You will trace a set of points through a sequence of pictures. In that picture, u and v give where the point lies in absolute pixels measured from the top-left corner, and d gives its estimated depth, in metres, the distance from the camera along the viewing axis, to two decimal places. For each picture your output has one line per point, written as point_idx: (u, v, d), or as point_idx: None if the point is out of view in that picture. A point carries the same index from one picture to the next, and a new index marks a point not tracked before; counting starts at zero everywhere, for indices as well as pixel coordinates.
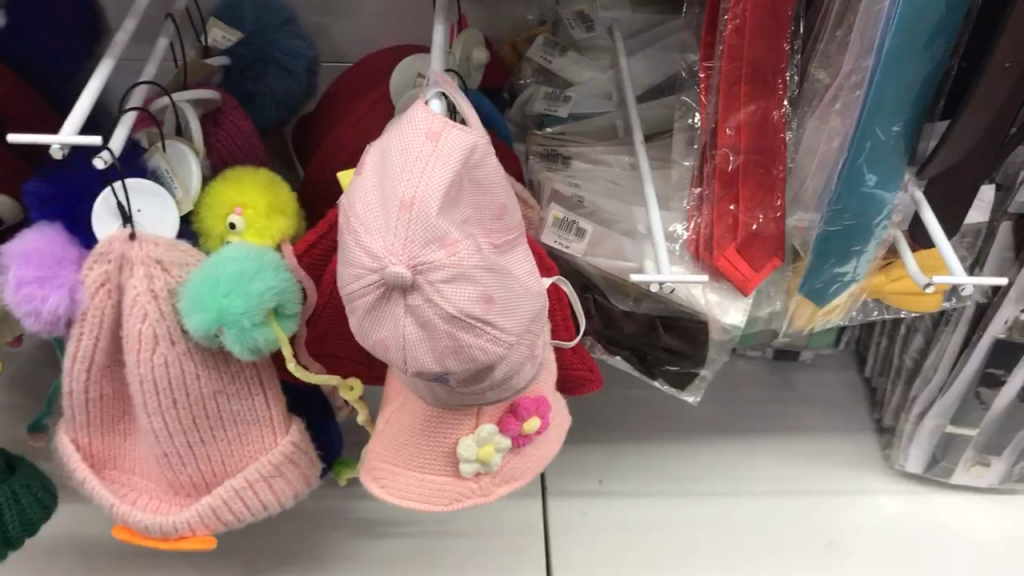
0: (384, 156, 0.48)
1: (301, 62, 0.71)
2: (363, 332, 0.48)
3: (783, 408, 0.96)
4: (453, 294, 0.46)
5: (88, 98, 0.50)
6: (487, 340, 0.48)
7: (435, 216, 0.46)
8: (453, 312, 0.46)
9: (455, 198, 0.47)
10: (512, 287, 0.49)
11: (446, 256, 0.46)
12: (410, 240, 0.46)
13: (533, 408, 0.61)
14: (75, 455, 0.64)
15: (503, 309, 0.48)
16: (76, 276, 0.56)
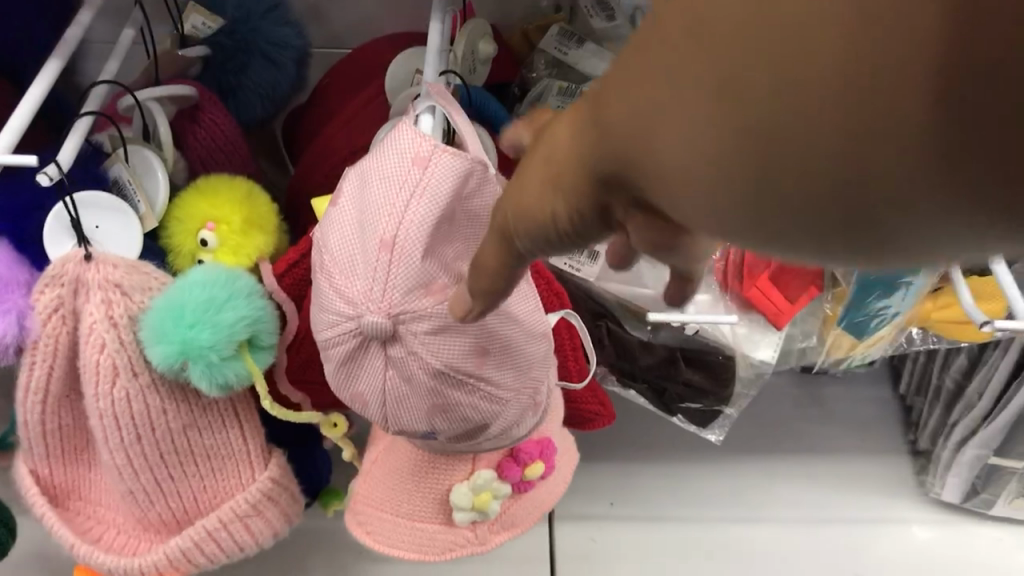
0: (364, 185, 0.41)
1: (290, 53, 0.64)
2: (337, 383, 0.42)
3: (808, 425, 0.89)
4: (441, 346, 0.40)
5: (21, 112, 0.43)
6: (480, 397, 0.42)
7: (420, 257, 0.39)
8: (440, 366, 0.40)
9: (444, 233, 0.41)
10: (514, 331, 0.42)
11: (432, 303, 0.39)
12: (390, 284, 0.39)
13: (536, 451, 0.55)
14: (33, 489, 0.58)
15: (498, 360, 0.42)
16: (26, 301, 0.50)
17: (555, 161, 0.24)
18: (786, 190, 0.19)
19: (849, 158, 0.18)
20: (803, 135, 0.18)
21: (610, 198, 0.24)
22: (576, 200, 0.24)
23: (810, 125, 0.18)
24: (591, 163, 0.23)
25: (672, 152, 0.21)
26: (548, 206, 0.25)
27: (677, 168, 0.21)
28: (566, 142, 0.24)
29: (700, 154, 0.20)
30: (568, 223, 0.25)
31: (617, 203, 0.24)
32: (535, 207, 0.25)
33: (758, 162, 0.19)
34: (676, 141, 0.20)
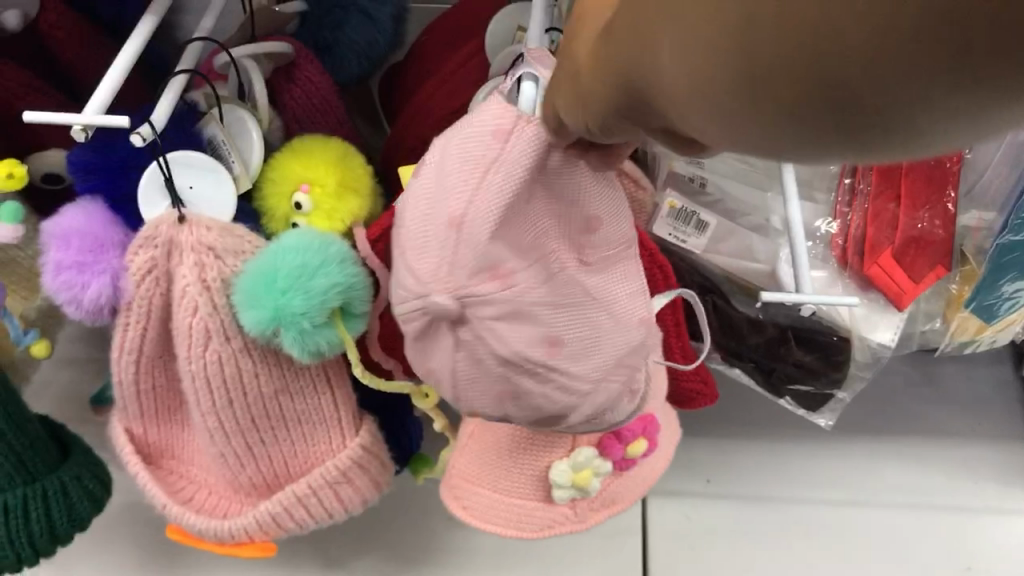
0: (443, 156, 0.39)
1: (389, 8, 0.62)
2: (415, 357, 0.43)
3: (920, 407, 0.84)
4: (509, 332, 0.39)
5: (116, 71, 0.42)
6: (553, 387, 0.41)
7: (486, 239, 0.38)
8: (508, 354, 0.40)
9: (519, 213, 0.39)
10: (592, 321, 0.41)
11: (498, 288, 0.39)
12: (456, 266, 0.38)
13: (639, 430, 0.53)
14: (127, 446, 0.58)
15: (574, 351, 0.41)
16: (121, 262, 0.50)
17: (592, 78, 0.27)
18: (744, 92, 0.21)
19: (788, 71, 0.20)
20: (772, 78, 0.20)
21: (642, 120, 0.27)
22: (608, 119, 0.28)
23: (754, 36, 0.20)
24: (619, 93, 0.26)
25: (665, 63, 0.23)
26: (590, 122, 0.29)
27: (665, 77, 0.23)
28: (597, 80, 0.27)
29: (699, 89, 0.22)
30: (606, 124, 0.28)
31: (648, 126, 0.27)
32: (582, 113, 0.29)
33: (729, 64, 0.21)
34: (673, 70, 0.23)
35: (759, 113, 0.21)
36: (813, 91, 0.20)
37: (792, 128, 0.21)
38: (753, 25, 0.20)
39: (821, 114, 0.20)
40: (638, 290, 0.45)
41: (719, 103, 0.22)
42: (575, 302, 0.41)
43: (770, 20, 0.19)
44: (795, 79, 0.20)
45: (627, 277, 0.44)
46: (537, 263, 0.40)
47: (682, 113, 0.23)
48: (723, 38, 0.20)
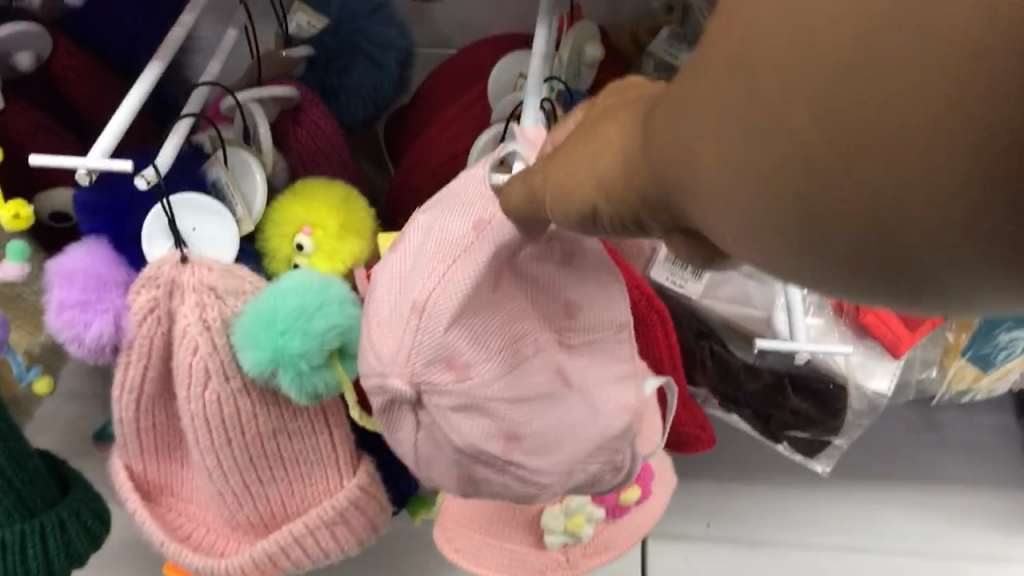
0: (425, 237, 0.39)
1: (395, 54, 0.63)
2: (382, 427, 0.43)
3: (921, 452, 0.83)
4: (464, 426, 0.40)
5: (122, 115, 0.43)
6: (511, 477, 0.42)
7: (446, 332, 0.38)
8: (462, 445, 0.40)
9: (488, 300, 0.39)
10: (559, 415, 0.42)
11: (453, 381, 0.39)
12: (415, 355, 0.38)
13: (632, 477, 0.53)
14: (127, 483, 0.58)
15: (533, 446, 0.42)
16: (123, 301, 0.50)
17: (616, 164, 0.27)
18: (776, 222, 0.20)
19: (827, 212, 0.19)
20: (818, 210, 0.19)
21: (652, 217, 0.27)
22: (612, 214, 0.28)
23: (802, 171, 0.19)
24: (644, 189, 0.26)
25: (701, 175, 0.22)
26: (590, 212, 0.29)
27: (700, 187, 0.22)
28: (612, 171, 0.27)
29: (735, 203, 0.21)
30: (610, 214, 0.28)
31: (655, 222, 0.27)
32: (575, 198, 0.29)
33: (781, 188, 0.20)
34: (710, 186, 0.22)
35: (784, 242, 0.21)
36: (843, 237, 0.19)
37: (811, 262, 0.21)
38: (805, 161, 0.19)
39: (841, 256, 0.20)
40: (620, 377, 0.46)
41: (747, 221, 0.21)
42: (538, 396, 0.41)
43: (821, 162, 0.18)
44: (826, 220, 0.19)
45: (609, 364, 0.46)
46: (507, 356, 0.40)
47: (708, 224, 0.23)
48: (779, 162, 0.19)
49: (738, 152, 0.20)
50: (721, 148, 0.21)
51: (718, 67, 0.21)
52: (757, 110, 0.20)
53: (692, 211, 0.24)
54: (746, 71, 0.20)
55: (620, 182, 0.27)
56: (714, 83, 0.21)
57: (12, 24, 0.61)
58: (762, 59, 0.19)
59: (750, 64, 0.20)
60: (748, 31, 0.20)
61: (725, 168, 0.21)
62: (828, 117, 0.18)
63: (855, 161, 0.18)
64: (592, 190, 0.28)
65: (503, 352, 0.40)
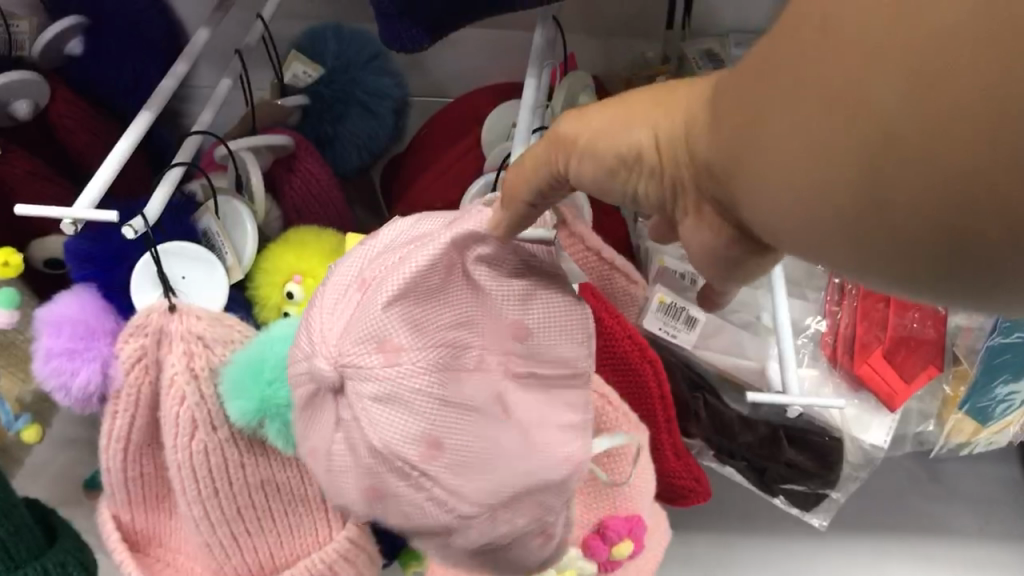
0: (399, 236, 0.40)
1: (389, 103, 0.64)
2: (302, 429, 0.42)
3: (924, 503, 0.82)
4: (381, 419, 0.37)
5: (110, 162, 0.43)
6: (427, 498, 0.38)
7: (380, 310, 0.37)
8: (376, 443, 0.37)
9: (432, 296, 0.38)
10: (494, 438, 0.38)
11: (381, 364, 0.37)
12: (347, 333, 0.38)
13: (624, 530, 0.53)
14: (114, 533, 0.57)
15: (456, 463, 0.38)
16: (111, 349, 0.50)
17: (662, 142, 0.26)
18: (850, 214, 0.20)
19: (905, 201, 0.19)
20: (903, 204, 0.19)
21: (687, 190, 0.26)
22: (650, 189, 0.27)
23: (891, 163, 0.19)
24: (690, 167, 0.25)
25: (764, 152, 0.21)
26: (624, 185, 0.28)
27: (763, 173, 0.22)
28: (657, 140, 0.26)
29: (795, 179, 0.21)
30: (647, 190, 0.27)
31: (689, 198, 0.26)
32: (595, 169, 0.28)
33: (853, 176, 0.19)
34: (769, 159, 0.21)
35: (844, 228, 0.20)
36: (925, 231, 0.19)
37: (873, 247, 0.20)
38: (893, 152, 0.18)
39: (914, 244, 0.19)
40: (571, 428, 0.41)
41: (814, 209, 0.21)
42: (473, 411, 0.38)
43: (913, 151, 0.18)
44: (912, 211, 0.19)
45: (562, 411, 0.41)
46: (438, 358, 0.38)
47: (760, 208, 0.22)
48: (863, 149, 0.19)
49: (812, 128, 0.20)
50: (792, 121, 0.20)
51: (801, 48, 0.20)
52: (842, 95, 0.19)
53: (738, 186, 0.23)
54: (838, 53, 0.19)
55: (665, 151, 0.26)
56: (798, 54, 0.20)
57: (9, 74, 0.61)
58: (865, 38, 0.19)
59: (842, 46, 0.19)
60: (840, 15, 0.19)
61: (793, 143, 0.20)
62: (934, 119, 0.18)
63: (945, 153, 0.18)
64: (627, 149, 0.27)
65: (436, 350, 0.38)
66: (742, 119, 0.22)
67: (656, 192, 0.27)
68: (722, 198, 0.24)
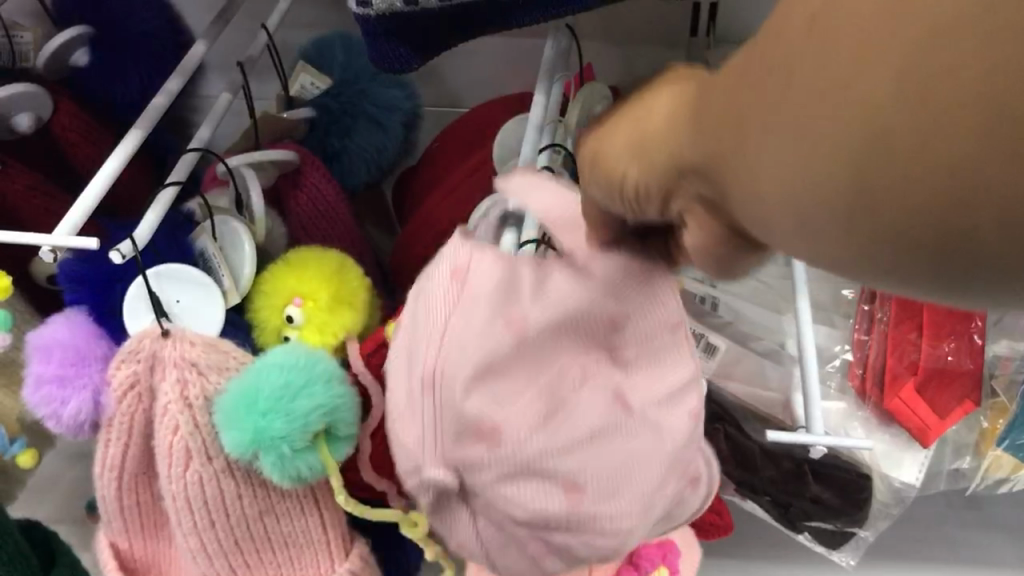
0: (418, 312, 0.37)
1: (399, 115, 0.61)
2: (442, 529, 0.41)
3: (961, 534, 0.78)
4: (518, 495, 0.35)
5: (95, 184, 0.41)
6: (593, 538, 0.36)
7: (460, 400, 0.35)
8: (527, 518, 0.36)
9: (520, 348, 0.35)
10: (627, 454, 0.36)
11: (485, 451, 0.35)
12: (440, 431, 0.36)
13: (657, 557, 0.52)
14: (111, 562, 0.56)
15: (603, 493, 0.36)
16: (103, 376, 0.48)
17: (641, 131, 0.24)
18: (827, 220, 0.18)
19: (887, 211, 0.17)
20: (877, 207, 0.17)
21: (673, 186, 0.24)
22: (642, 177, 0.24)
23: (866, 175, 0.17)
24: (672, 157, 0.23)
25: (748, 146, 0.20)
26: (617, 174, 0.25)
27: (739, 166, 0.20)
28: (654, 123, 0.24)
29: (769, 174, 0.19)
30: (642, 182, 0.24)
31: (678, 199, 0.24)
32: (618, 160, 0.25)
33: (834, 187, 0.18)
34: (757, 159, 0.19)
35: (831, 234, 0.18)
36: (887, 230, 0.17)
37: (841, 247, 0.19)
38: (879, 153, 0.17)
39: (884, 254, 0.18)
40: (690, 391, 0.39)
41: (795, 203, 0.19)
42: (603, 431, 0.36)
43: (890, 143, 0.16)
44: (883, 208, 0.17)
45: (676, 372, 0.39)
46: (541, 414, 0.35)
47: (741, 208, 0.21)
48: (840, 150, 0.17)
49: (789, 118, 0.18)
50: (777, 108, 0.19)
51: (792, 33, 0.18)
52: (822, 95, 0.17)
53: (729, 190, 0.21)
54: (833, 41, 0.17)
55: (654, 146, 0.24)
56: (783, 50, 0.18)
57: (11, 86, 0.59)
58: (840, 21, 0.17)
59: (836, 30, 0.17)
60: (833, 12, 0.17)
61: (770, 134, 0.19)
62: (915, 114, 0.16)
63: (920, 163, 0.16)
64: (621, 161, 0.25)
65: (537, 406, 0.35)
66: (731, 108, 0.20)
67: (647, 190, 0.25)
68: (707, 201, 0.22)
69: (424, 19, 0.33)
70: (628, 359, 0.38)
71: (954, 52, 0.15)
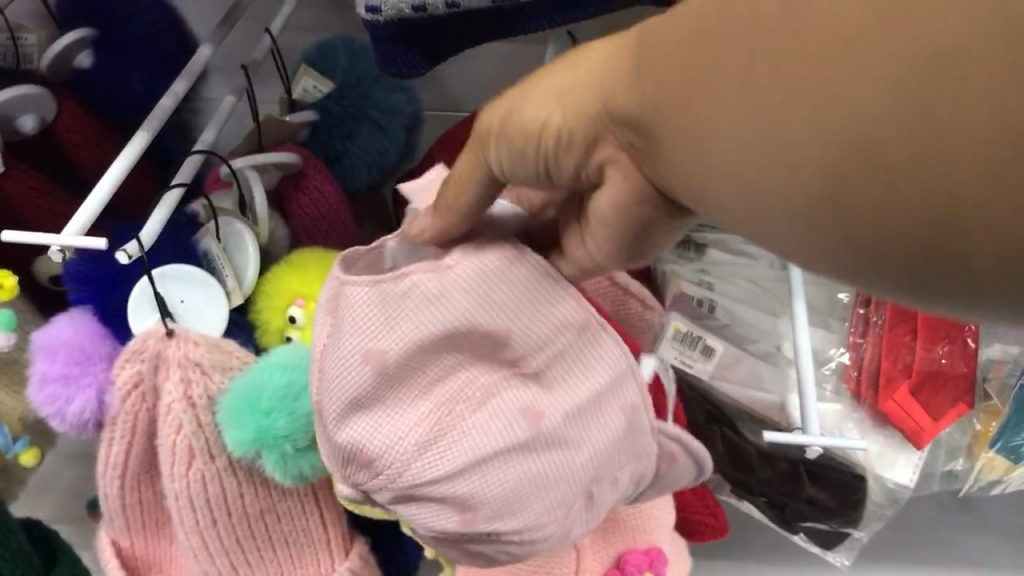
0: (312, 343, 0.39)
1: (401, 119, 0.62)
2: None
3: (953, 536, 0.79)
4: (422, 513, 0.38)
5: (105, 185, 0.41)
6: (504, 542, 0.38)
7: (345, 438, 0.38)
8: (434, 531, 0.39)
9: (392, 380, 0.37)
10: (512, 475, 0.36)
11: (375, 479, 0.38)
12: (340, 460, 0.40)
13: (643, 564, 0.51)
14: (113, 560, 0.56)
15: (495, 510, 0.37)
16: (108, 375, 0.49)
17: (572, 80, 0.26)
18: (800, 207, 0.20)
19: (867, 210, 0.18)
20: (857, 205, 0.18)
21: (608, 135, 0.25)
22: (574, 121, 0.26)
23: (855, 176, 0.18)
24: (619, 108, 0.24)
25: (722, 122, 0.21)
26: (540, 119, 0.26)
27: (713, 159, 0.21)
28: (590, 76, 0.25)
29: (745, 143, 0.20)
30: (568, 127, 0.26)
31: (610, 143, 0.25)
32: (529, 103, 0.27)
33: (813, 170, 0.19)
34: (727, 134, 0.21)
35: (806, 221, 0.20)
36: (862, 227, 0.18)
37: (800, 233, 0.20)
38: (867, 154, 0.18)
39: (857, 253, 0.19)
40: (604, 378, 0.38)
41: (775, 204, 0.20)
42: (483, 458, 0.36)
43: (884, 140, 0.17)
44: (852, 220, 0.19)
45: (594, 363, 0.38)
46: (418, 439, 0.37)
47: (707, 182, 0.22)
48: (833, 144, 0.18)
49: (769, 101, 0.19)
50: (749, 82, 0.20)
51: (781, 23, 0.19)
52: (812, 88, 0.18)
53: (684, 160, 0.22)
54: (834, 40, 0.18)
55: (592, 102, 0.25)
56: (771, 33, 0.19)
57: (15, 87, 0.60)
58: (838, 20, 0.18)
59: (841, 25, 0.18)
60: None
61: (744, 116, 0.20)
62: (908, 155, 0.17)
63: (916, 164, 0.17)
64: (540, 113, 0.26)
65: (420, 426, 0.37)
66: (692, 71, 0.21)
67: (575, 149, 0.26)
68: (648, 156, 0.24)
69: (430, 25, 0.34)
70: (530, 362, 0.37)
71: (964, 70, 0.16)
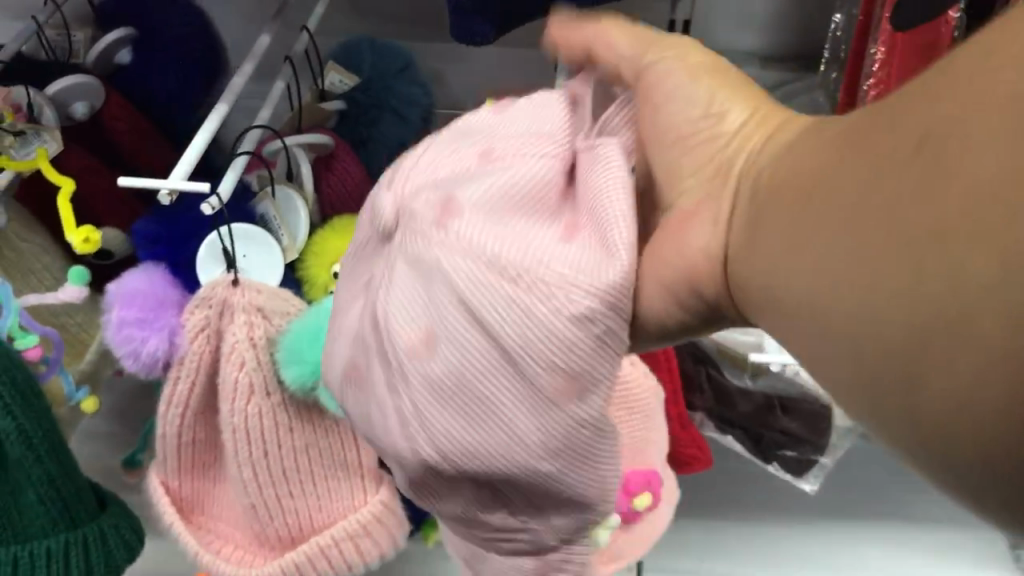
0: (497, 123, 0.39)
1: (418, 109, 0.70)
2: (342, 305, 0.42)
3: None
4: (398, 288, 0.35)
5: (199, 142, 0.49)
6: (410, 382, 0.35)
7: (439, 177, 0.36)
8: (379, 314, 0.36)
9: (528, 187, 0.35)
10: (510, 323, 0.32)
11: (422, 205, 0.36)
12: (408, 182, 0.38)
13: (643, 484, 0.59)
14: (164, 498, 0.62)
15: (440, 348, 0.34)
16: (177, 320, 0.55)
17: (773, 122, 0.34)
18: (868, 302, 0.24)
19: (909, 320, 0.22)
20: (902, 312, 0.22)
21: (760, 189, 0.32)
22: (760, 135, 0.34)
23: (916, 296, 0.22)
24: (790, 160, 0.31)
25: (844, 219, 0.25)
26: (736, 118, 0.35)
27: (812, 277, 0.26)
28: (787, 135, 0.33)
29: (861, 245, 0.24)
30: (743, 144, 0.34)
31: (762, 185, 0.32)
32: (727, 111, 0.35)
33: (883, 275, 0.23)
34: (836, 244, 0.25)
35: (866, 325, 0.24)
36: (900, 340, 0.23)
37: (846, 314, 0.24)
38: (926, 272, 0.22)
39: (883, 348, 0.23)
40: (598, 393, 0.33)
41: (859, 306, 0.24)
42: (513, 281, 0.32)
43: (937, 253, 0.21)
44: (891, 340, 0.23)
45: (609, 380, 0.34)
46: (522, 279, 0.32)
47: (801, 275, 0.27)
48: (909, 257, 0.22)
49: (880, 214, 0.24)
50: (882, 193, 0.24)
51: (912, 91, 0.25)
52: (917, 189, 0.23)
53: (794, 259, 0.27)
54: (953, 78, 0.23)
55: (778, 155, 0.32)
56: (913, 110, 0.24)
57: (70, 77, 0.67)
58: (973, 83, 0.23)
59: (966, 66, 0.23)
60: None
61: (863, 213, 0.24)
62: (939, 276, 0.21)
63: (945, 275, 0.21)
64: (733, 110, 0.35)
65: (533, 279, 0.32)
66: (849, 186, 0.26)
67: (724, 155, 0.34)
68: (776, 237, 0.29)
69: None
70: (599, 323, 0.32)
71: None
